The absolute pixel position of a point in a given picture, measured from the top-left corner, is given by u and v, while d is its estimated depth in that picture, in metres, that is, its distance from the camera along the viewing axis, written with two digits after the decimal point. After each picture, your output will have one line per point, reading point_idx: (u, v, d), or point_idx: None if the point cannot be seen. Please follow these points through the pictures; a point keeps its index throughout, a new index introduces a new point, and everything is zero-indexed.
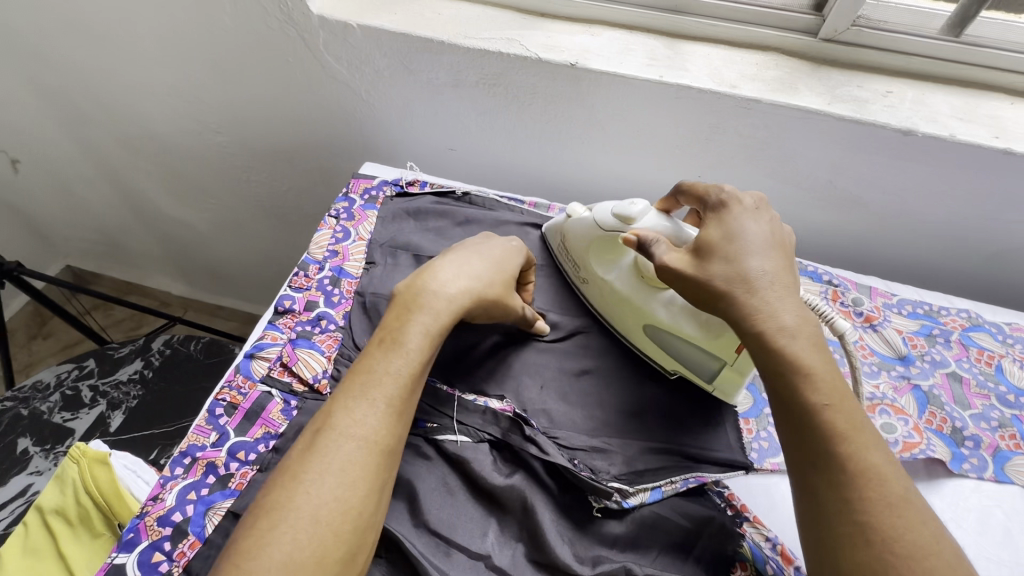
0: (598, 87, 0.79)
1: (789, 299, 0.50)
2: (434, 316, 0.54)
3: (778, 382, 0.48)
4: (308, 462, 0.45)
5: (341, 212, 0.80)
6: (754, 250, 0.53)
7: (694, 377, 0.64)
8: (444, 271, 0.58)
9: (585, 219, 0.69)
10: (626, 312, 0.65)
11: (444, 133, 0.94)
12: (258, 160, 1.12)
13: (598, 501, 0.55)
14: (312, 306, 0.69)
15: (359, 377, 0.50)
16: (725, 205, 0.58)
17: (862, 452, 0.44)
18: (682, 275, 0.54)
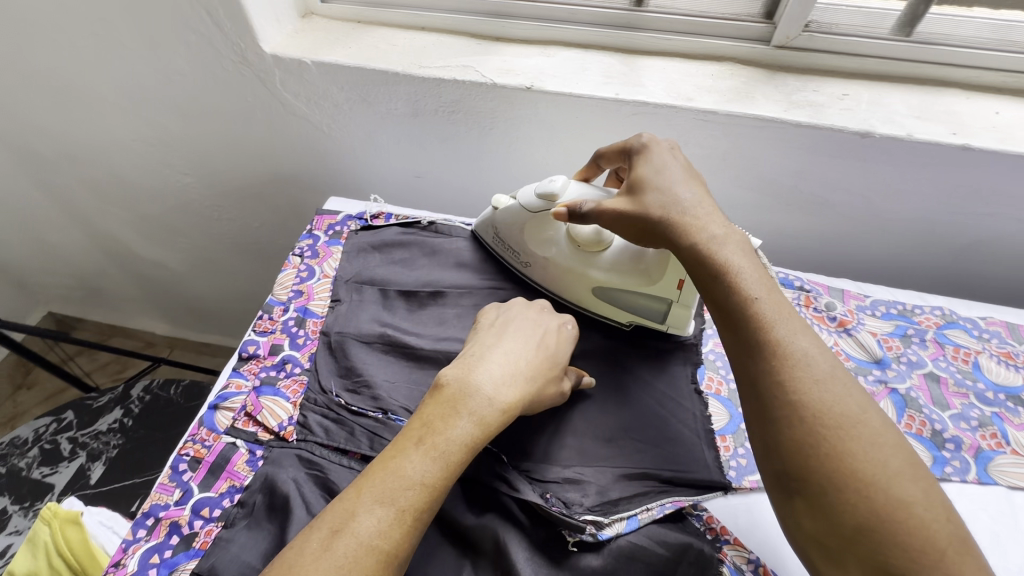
0: (556, 108, 0.79)
1: (716, 215, 0.54)
2: (479, 424, 0.51)
3: (717, 288, 0.50)
4: (322, 564, 0.42)
5: (306, 250, 0.79)
6: (676, 180, 0.57)
7: (648, 323, 0.69)
8: (494, 372, 0.55)
9: (512, 207, 0.73)
10: (573, 281, 0.70)
11: (409, 162, 0.94)
12: (228, 198, 1.12)
13: (572, 536, 0.54)
14: (277, 350, 0.68)
15: (387, 475, 0.47)
16: (647, 149, 0.62)
17: (792, 339, 0.46)
18: (623, 217, 0.58)
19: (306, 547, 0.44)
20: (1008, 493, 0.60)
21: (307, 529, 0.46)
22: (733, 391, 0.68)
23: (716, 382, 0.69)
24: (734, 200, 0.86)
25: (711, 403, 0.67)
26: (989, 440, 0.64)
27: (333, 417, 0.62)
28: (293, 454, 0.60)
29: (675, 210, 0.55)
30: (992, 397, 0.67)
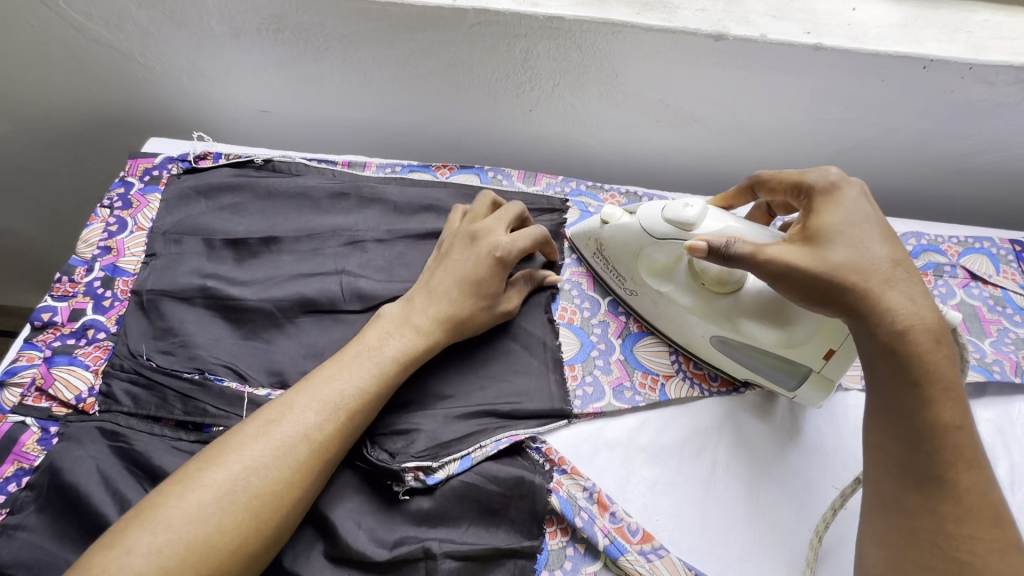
0: (390, 20, 0.69)
1: (924, 297, 0.46)
2: (413, 335, 0.55)
3: (894, 373, 0.45)
4: (255, 448, 0.45)
5: (116, 200, 0.69)
6: (880, 234, 0.48)
7: (774, 387, 0.58)
8: (428, 292, 0.57)
9: (629, 226, 0.60)
10: (689, 324, 0.60)
11: (246, 93, 0.82)
12: (56, 149, 0.98)
13: (398, 483, 0.51)
14: (77, 316, 0.60)
15: (327, 375, 0.50)
16: (834, 187, 0.50)
17: (975, 479, 0.44)
18: (795, 267, 0.47)
19: (224, 443, 0.46)
20: (843, 396, 0.61)
21: (228, 430, 0.47)
22: (586, 319, 0.65)
23: (569, 312, 0.66)
24: (603, 119, 0.80)
25: (562, 334, 0.64)
26: None
27: (142, 382, 0.56)
28: (92, 428, 0.54)
29: (877, 275, 0.46)
30: None
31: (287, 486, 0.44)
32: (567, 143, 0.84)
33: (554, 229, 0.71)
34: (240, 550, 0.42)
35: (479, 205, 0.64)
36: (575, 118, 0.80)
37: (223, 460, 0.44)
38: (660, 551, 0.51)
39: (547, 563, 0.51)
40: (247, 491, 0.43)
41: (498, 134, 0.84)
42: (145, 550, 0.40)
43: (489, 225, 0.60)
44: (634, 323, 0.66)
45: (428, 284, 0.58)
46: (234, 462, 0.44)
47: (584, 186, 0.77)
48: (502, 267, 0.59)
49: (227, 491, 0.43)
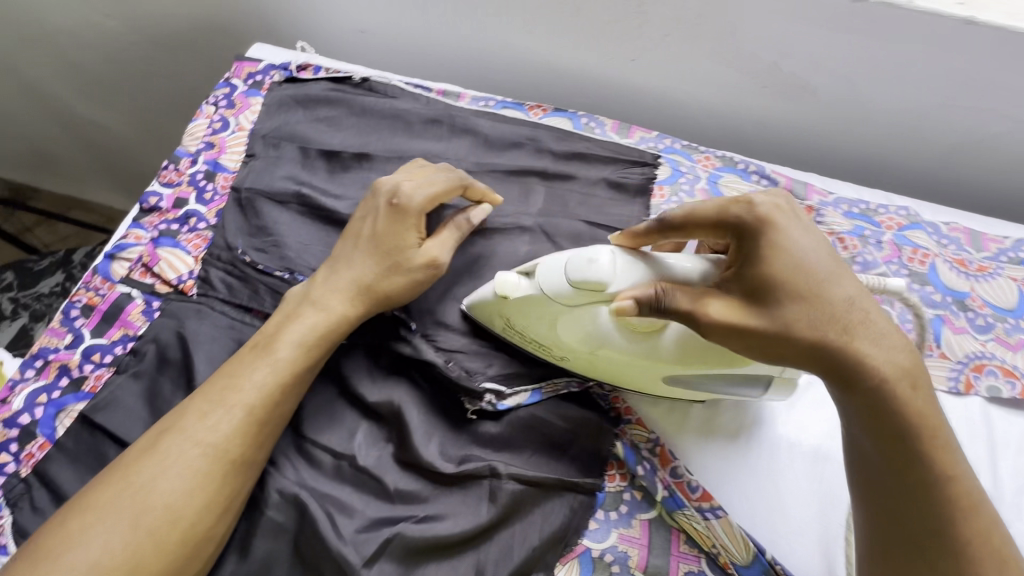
0: None
1: (889, 342, 0.42)
2: (312, 325, 0.51)
3: (893, 443, 0.42)
4: (152, 467, 0.44)
5: (221, 99, 0.71)
6: (833, 271, 0.43)
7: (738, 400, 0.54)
8: (329, 283, 0.54)
9: (531, 294, 0.50)
10: (634, 372, 0.52)
11: (348, 10, 0.82)
12: (159, 49, 1.02)
13: (470, 403, 0.53)
14: (181, 204, 0.63)
15: (223, 381, 0.48)
16: (765, 221, 0.44)
17: (970, 520, 0.42)
18: (744, 330, 0.43)
19: (212, 381, 0.49)
20: None
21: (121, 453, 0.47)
22: None
23: None
24: (711, 78, 0.76)
25: None
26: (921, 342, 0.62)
27: (237, 273, 0.59)
28: (192, 308, 0.57)
29: (839, 325, 0.42)
30: (938, 300, 0.64)
31: (188, 498, 0.44)
32: (665, 101, 0.81)
33: (644, 184, 0.69)
34: (156, 563, 0.43)
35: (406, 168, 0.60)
36: (678, 73, 0.76)
37: (119, 483, 0.44)
38: (719, 512, 0.50)
39: (603, 504, 0.51)
40: (150, 513, 0.43)
41: (595, 82, 0.81)
42: (170, 474, 0.44)
43: (391, 189, 0.55)
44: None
45: (326, 271, 0.55)
46: (222, 393, 0.47)
47: (679, 146, 0.74)
48: (403, 216, 0.54)
49: (131, 516, 0.43)
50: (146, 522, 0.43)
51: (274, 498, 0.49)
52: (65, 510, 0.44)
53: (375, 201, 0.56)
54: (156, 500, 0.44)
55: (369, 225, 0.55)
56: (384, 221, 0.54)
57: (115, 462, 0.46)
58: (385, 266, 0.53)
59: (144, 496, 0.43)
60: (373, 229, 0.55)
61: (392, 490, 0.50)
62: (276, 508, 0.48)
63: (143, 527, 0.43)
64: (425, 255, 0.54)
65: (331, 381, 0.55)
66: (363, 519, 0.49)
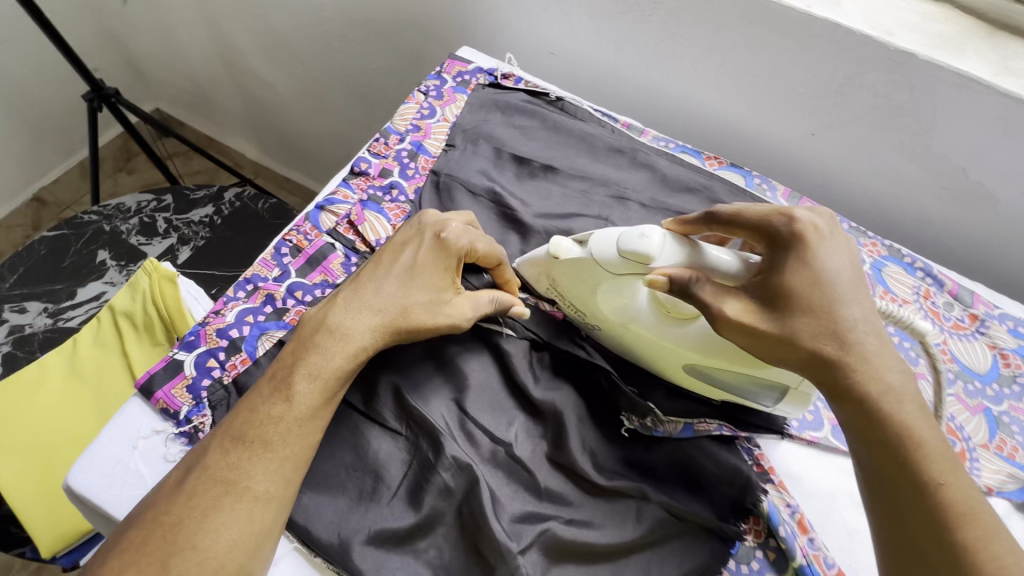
0: (731, 6, 0.71)
1: (890, 354, 0.45)
2: (346, 349, 0.51)
3: (882, 452, 0.42)
4: (177, 506, 0.45)
5: (431, 89, 0.77)
6: (845, 292, 0.47)
7: (747, 404, 0.57)
8: (356, 308, 0.53)
9: (580, 258, 0.55)
10: (658, 353, 0.56)
11: (548, 32, 0.87)
12: (354, 30, 1.11)
13: (628, 420, 0.56)
14: (387, 174, 0.69)
15: (241, 418, 0.48)
16: (798, 237, 0.49)
17: (978, 540, 0.38)
18: (752, 331, 0.47)
19: (258, 390, 0.50)
20: None
21: (149, 496, 0.47)
22: None
23: None
24: (887, 168, 0.77)
25: None
26: None
27: None
28: None
29: (835, 339, 0.45)
30: None
31: (212, 537, 0.43)
32: (833, 178, 0.82)
33: None
34: None
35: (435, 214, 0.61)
36: (857, 156, 0.77)
37: (151, 524, 0.44)
38: None
39: (736, 555, 0.52)
40: (180, 553, 0.43)
41: (768, 146, 0.83)
42: (195, 514, 0.44)
43: (435, 226, 0.57)
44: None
45: (355, 287, 0.54)
46: (275, 398, 0.48)
47: (846, 225, 0.75)
48: (441, 251, 0.56)
49: (164, 556, 0.43)
50: (219, 521, 0.44)
51: (442, 459, 0.51)
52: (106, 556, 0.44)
53: (421, 229, 0.57)
54: (232, 502, 0.45)
55: (409, 252, 0.56)
56: (409, 250, 0.55)
57: (152, 496, 0.47)
58: (417, 301, 0.54)
59: (171, 536, 0.43)
60: (413, 255, 0.55)
61: (541, 487, 0.52)
62: (444, 471, 0.51)
63: (220, 529, 0.44)
64: (454, 309, 0.55)
65: (496, 366, 0.58)
66: (513, 507, 0.51)
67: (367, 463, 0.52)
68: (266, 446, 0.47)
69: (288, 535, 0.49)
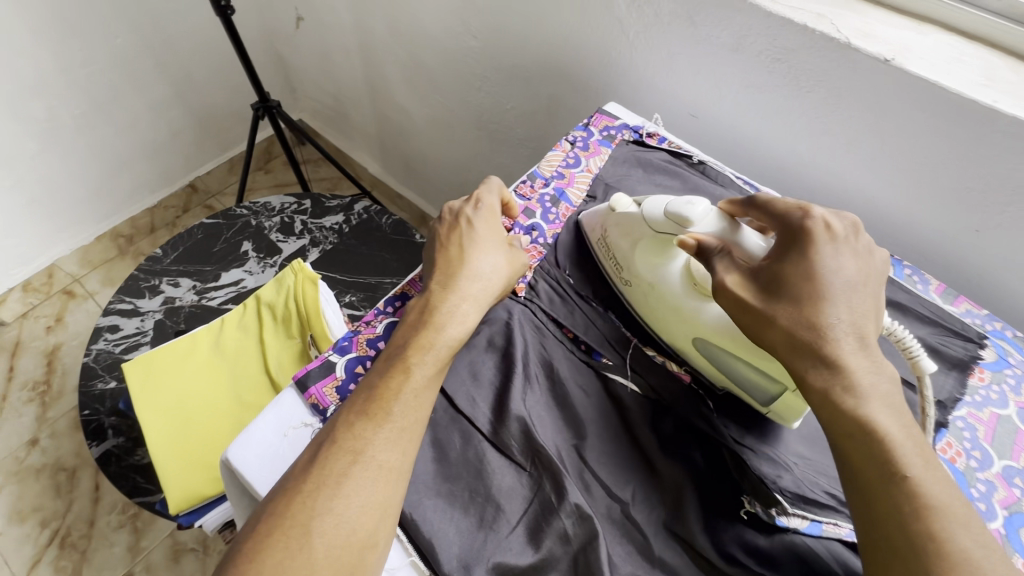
0: (902, 93, 0.69)
1: (873, 361, 0.47)
2: (450, 330, 0.54)
3: (854, 445, 0.45)
4: (312, 475, 0.46)
5: (578, 140, 0.81)
6: (840, 294, 0.49)
7: (750, 400, 0.59)
8: (441, 290, 0.56)
9: (633, 215, 0.64)
10: (675, 322, 0.61)
11: (693, 96, 0.89)
12: (498, 72, 1.19)
13: (749, 504, 0.53)
14: (530, 216, 0.73)
15: (362, 393, 0.50)
16: (807, 229, 0.53)
17: (950, 533, 0.41)
18: (744, 305, 0.51)
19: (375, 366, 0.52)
20: None
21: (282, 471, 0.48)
22: (971, 468, 0.59)
23: (953, 449, 0.60)
24: None
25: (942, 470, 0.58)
26: None
27: (561, 291, 0.67)
28: (519, 305, 0.65)
29: (815, 332, 0.48)
30: None
31: (347, 503, 0.45)
32: (993, 279, 0.76)
33: (964, 359, 0.66)
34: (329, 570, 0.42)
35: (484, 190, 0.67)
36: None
37: (287, 494, 0.45)
38: None
39: None
40: (319, 519, 0.44)
41: (920, 234, 0.79)
42: (329, 482, 0.45)
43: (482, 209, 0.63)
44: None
45: (445, 277, 0.57)
46: (393, 372, 0.51)
47: (1009, 333, 0.69)
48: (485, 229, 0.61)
49: (302, 521, 0.44)
50: (353, 491, 0.45)
51: (564, 504, 0.52)
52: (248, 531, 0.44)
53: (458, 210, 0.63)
54: (360, 471, 0.46)
55: (462, 232, 0.61)
56: (471, 225, 0.61)
57: (285, 473, 0.48)
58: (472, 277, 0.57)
59: (308, 504, 0.44)
60: (467, 228, 0.61)
61: (655, 555, 0.51)
62: (565, 517, 0.52)
63: (350, 496, 0.45)
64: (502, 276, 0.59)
65: (618, 416, 0.59)
66: (625, 570, 0.51)
67: (489, 492, 0.54)
68: (389, 418, 0.48)
69: (408, 548, 0.52)
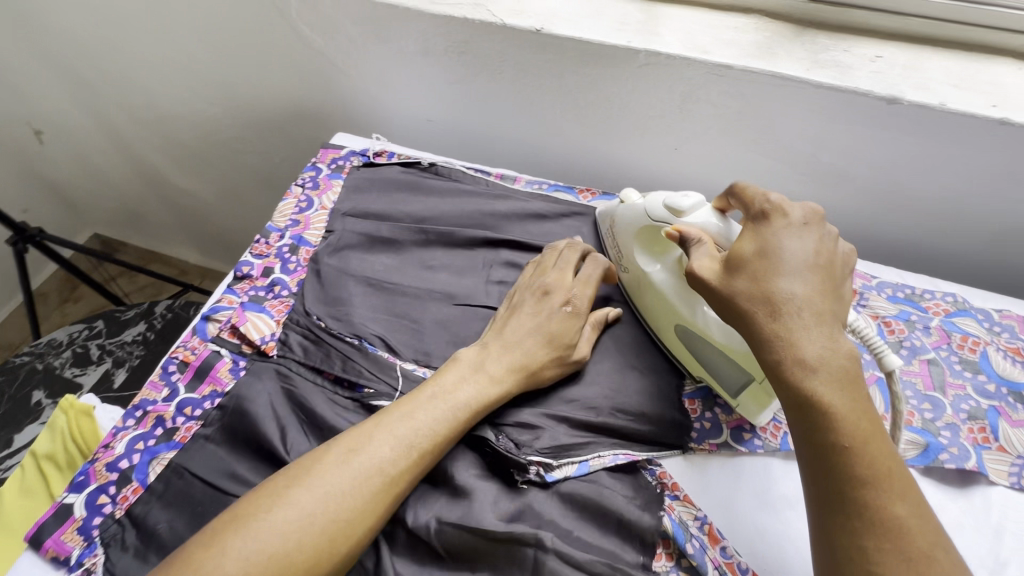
0: (564, 54, 0.76)
1: (820, 330, 0.46)
2: (499, 380, 0.58)
3: (801, 418, 0.45)
4: (338, 475, 0.48)
5: (307, 181, 0.81)
6: (798, 272, 0.49)
7: (719, 390, 0.62)
8: (504, 346, 0.60)
9: (635, 208, 0.66)
10: (660, 309, 0.63)
11: (418, 104, 0.93)
12: (250, 130, 1.16)
13: (519, 474, 0.56)
14: (269, 273, 0.72)
15: (401, 414, 0.53)
16: (765, 216, 0.54)
17: (884, 501, 0.41)
18: (707, 287, 0.51)
19: (384, 413, 0.54)
20: (985, 489, 0.58)
21: (291, 463, 0.50)
22: None
23: None
24: (747, 165, 0.81)
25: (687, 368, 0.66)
26: (976, 434, 0.61)
27: (311, 337, 0.66)
28: (271, 368, 0.63)
29: (769, 309, 0.48)
30: (993, 391, 0.64)
31: (357, 512, 0.48)
32: (705, 184, 0.86)
33: None
34: (308, 572, 0.45)
35: (569, 249, 0.69)
36: (719, 159, 0.82)
37: (308, 481, 0.48)
38: None
39: None
40: (324, 515, 0.47)
41: (641, 165, 0.87)
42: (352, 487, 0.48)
43: (562, 296, 0.64)
44: (969, 434, 0.61)
45: (500, 337, 0.61)
46: (438, 406, 0.54)
47: None
48: (573, 319, 0.63)
49: (311, 512, 0.46)
50: (364, 498, 0.48)
51: None
52: (213, 524, 0.46)
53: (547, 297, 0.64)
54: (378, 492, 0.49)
55: (535, 313, 0.63)
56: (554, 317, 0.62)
57: (285, 470, 0.50)
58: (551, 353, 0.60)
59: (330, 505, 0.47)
60: (543, 317, 0.62)
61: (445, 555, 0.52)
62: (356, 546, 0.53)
63: (269, 544, 0.45)
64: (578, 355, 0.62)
65: None
66: None
67: None
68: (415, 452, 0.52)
69: None
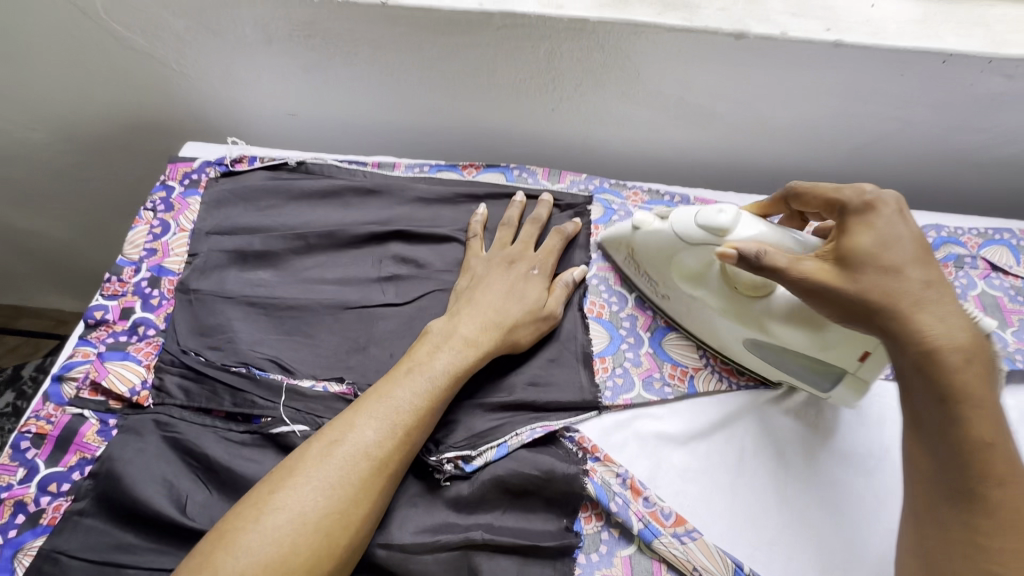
0: (416, 26, 0.71)
1: (954, 312, 0.45)
2: (473, 347, 0.57)
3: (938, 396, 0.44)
4: (323, 469, 0.47)
5: (158, 204, 0.72)
6: (919, 255, 0.47)
7: (807, 387, 0.60)
8: (474, 312, 0.60)
9: (661, 232, 0.61)
10: (721, 325, 0.60)
11: (277, 98, 0.85)
12: (91, 152, 1.01)
13: (439, 471, 0.54)
14: (128, 314, 0.63)
15: (381, 399, 0.52)
16: (873, 204, 0.49)
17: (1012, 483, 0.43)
18: (817, 288, 0.48)
19: (365, 399, 0.52)
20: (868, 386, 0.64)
21: (257, 483, 0.47)
22: (614, 313, 0.66)
23: (598, 306, 0.66)
24: (624, 117, 0.81)
25: (592, 327, 0.65)
26: None
27: (192, 376, 0.59)
28: (150, 420, 0.57)
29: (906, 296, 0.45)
30: None
31: (350, 500, 0.46)
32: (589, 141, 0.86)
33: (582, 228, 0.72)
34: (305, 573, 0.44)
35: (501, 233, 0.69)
36: (598, 114, 0.82)
37: (291, 483, 0.46)
38: (693, 534, 0.53)
39: (583, 546, 0.53)
40: (316, 510, 0.45)
41: (523, 131, 0.86)
42: (334, 475, 0.47)
43: (527, 262, 0.66)
44: None
45: (472, 303, 0.61)
46: (415, 383, 0.53)
47: (608, 185, 0.78)
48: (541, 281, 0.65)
49: (300, 511, 0.45)
50: (353, 487, 0.47)
51: None
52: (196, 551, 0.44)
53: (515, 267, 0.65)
54: (369, 479, 0.48)
55: (503, 279, 0.64)
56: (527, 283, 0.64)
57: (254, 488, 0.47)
58: (525, 312, 0.61)
59: (305, 512, 0.45)
60: (515, 283, 0.63)
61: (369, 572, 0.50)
62: None
63: (266, 554, 0.43)
64: (548, 309, 0.63)
65: None
66: None
67: None
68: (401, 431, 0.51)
69: None
